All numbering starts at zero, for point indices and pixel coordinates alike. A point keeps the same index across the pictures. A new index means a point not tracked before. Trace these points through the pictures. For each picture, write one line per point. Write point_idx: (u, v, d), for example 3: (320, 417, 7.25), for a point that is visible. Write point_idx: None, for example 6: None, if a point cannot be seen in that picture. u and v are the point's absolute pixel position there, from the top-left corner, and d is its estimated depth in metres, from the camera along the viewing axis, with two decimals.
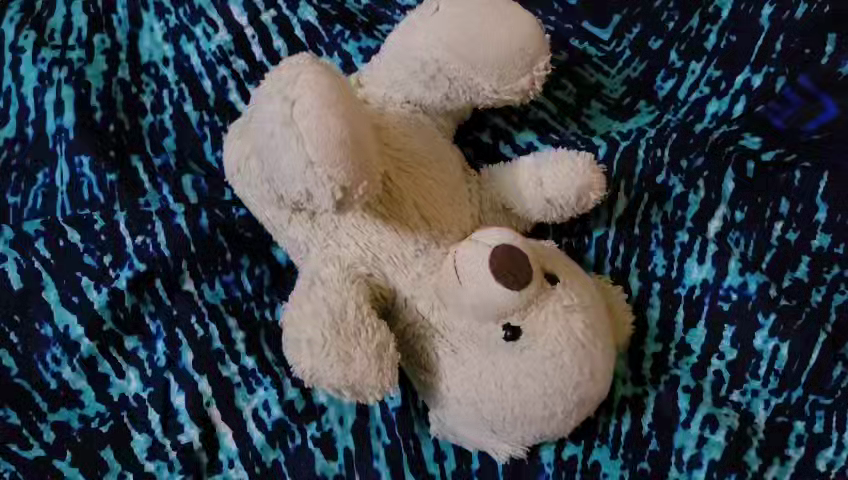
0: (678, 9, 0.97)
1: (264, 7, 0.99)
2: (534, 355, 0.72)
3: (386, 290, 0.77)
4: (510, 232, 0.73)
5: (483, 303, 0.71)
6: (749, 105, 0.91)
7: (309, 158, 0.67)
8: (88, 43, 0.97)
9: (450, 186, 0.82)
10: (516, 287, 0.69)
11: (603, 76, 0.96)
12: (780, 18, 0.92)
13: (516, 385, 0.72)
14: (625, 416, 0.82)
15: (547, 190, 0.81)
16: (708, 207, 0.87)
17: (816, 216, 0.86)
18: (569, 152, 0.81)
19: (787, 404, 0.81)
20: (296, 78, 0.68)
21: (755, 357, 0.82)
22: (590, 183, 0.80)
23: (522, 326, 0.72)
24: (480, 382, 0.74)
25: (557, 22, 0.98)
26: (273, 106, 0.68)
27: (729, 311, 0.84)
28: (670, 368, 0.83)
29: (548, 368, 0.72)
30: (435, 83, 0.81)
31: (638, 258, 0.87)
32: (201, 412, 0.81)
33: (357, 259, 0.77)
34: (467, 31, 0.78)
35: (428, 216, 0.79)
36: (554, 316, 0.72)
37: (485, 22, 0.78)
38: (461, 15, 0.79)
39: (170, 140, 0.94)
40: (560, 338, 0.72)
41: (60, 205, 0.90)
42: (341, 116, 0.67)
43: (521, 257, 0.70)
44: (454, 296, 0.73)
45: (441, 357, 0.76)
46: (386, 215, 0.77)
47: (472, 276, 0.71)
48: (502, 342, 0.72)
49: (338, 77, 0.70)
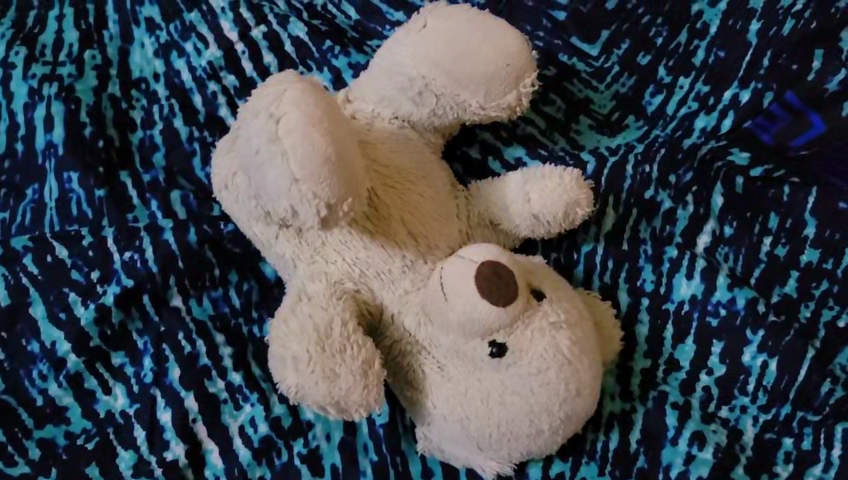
0: (666, 24, 0.97)
1: (255, 23, 0.99)
2: (520, 371, 0.72)
3: (373, 306, 0.77)
4: (497, 248, 0.73)
5: (468, 321, 0.70)
6: (737, 120, 0.91)
7: (294, 176, 0.67)
8: (79, 58, 0.97)
9: (438, 202, 0.82)
10: (501, 304, 0.69)
11: (592, 92, 0.96)
12: (766, 35, 0.93)
13: (502, 402, 0.72)
14: (614, 433, 0.82)
15: (534, 206, 0.81)
16: (697, 221, 0.87)
17: (805, 231, 0.85)
18: (557, 168, 0.81)
19: (776, 420, 0.82)
20: (282, 95, 0.68)
21: (744, 373, 0.82)
22: (577, 199, 0.80)
23: (508, 343, 0.71)
24: (466, 398, 0.74)
25: (546, 38, 0.97)
26: (259, 123, 0.68)
27: (718, 326, 0.83)
28: (658, 384, 0.84)
29: (534, 385, 0.71)
30: (423, 99, 0.81)
31: (626, 273, 0.87)
32: (187, 428, 0.81)
33: (345, 275, 0.77)
34: (453, 47, 0.78)
35: (416, 232, 0.79)
36: (540, 333, 0.72)
37: (471, 38, 0.78)
38: (448, 31, 0.79)
39: (160, 155, 0.94)
40: (546, 355, 0.72)
41: (49, 221, 0.90)
42: (326, 133, 0.67)
43: (507, 274, 0.70)
44: (440, 312, 0.73)
45: (428, 374, 0.75)
46: (373, 231, 0.77)
47: (458, 293, 0.70)
48: (488, 359, 0.72)
49: (324, 94, 0.70)
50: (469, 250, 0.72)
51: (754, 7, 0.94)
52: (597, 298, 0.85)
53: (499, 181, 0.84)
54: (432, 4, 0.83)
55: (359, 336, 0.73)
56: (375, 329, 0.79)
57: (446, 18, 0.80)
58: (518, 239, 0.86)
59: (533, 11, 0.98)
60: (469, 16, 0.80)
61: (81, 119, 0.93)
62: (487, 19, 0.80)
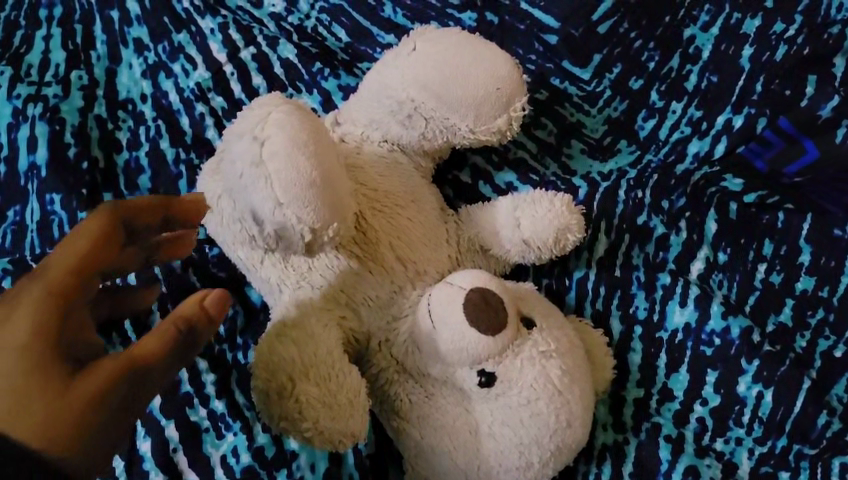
0: (658, 48, 0.96)
1: (243, 45, 0.99)
2: (509, 401, 0.70)
3: (360, 332, 0.75)
4: (486, 274, 0.72)
5: (457, 349, 0.69)
6: (730, 146, 0.90)
7: (279, 200, 0.65)
8: (65, 78, 0.96)
9: (427, 227, 0.80)
10: (490, 332, 0.68)
11: (584, 116, 0.95)
12: (759, 60, 0.93)
13: (491, 433, 0.71)
14: (606, 465, 0.80)
15: (524, 231, 0.80)
16: (690, 247, 0.85)
17: (800, 259, 0.84)
18: (546, 194, 0.81)
19: (771, 453, 0.79)
20: (267, 118, 0.67)
21: (739, 404, 0.80)
22: (567, 223, 0.80)
23: (497, 372, 0.70)
24: (454, 430, 0.71)
25: (538, 61, 0.97)
26: (244, 145, 0.67)
27: (712, 356, 0.81)
28: (651, 415, 0.82)
29: (524, 416, 0.70)
30: (413, 121, 0.80)
31: (619, 299, 0.85)
32: (167, 459, 0.77)
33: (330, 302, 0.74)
34: (444, 68, 0.78)
35: (405, 257, 0.77)
36: (529, 362, 0.70)
37: (461, 58, 0.78)
38: (440, 53, 0.79)
39: (146, 178, 0.92)
40: (536, 385, 0.70)
41: (29, 244, 0.87)
42: (311, 157, 0.66)
43: (496, 300, 0.69)
44: (428, 341, 0.71)
45: (414, 404, 0.73)
46: (362, 255, 0.76)
47: (445, 321, 0.68)
48: (476, 388, 0.71)
49: (310, 116, 0.69)
50: (457, 277, 0.71)
51: (746, 32, 0.95)
52: (589, 326, 0.83)
53: (493, 205, 0.83)
54: (424, 27, 0.83)
55: (344, 365, 0.71)
56: (363, 357, 0.77)
57: (437, 41, 0.80)
58: (509, 264, 0.84)
59: (524, 35, 0.98)
60: (460, 39, 0.80)
61: (65, 139, 0.91)
62: (480, 42, 0.80)
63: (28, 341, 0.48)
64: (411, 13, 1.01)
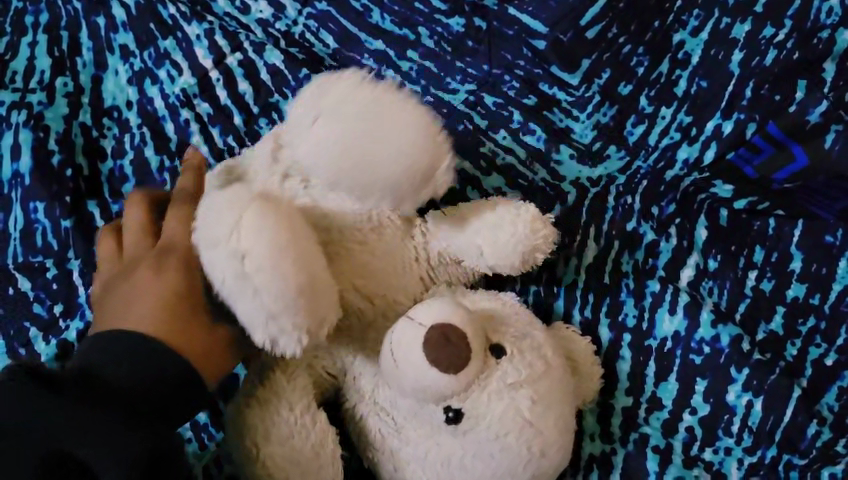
0: (647, 53, 0.95)
1: (230, 51, 0.98)
2: (478, 436, 0.67)
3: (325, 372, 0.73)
4: (452, 305, 0.68)
5: (421, 388, 0.66)
6: (720, 152, 0.90)
7: (269, 312, 0.59)
8: (50, 86, 0.95)
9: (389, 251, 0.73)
10: (452, 371, 0.65)
11: (572, 122, 0.94)
12: (749, 65, 0.92)
13: (463, 466, 0.68)
14: (593, 475, 0.80)
15: (492, 258, 0.76)
16: (680, 254, 0.84)
17: (792, 265, 0.83)
18: (516, 212, 0.76)
19: (761, 463, 0.78)
20: (239, 221, 0.60)
21: (728, 413, 0.79)
22: (535, 247, 0.76)
23: (464, 407, 0.67)
24: (425, 464, 0.69)
25: (527, 66, 0.97)
26: (218, 254, 0.60)
27: (702, 364, 0.80)
28: (640, 426, 0.81)
29: (494, 449, 0.67)
30: (322, 161, 0.64)
31: (608, 307, 0.84)
32: None
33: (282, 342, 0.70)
34: (358, 109, 0.64)
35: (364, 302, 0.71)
36: (497, 396, 0.67)
37: (383, 173, 0.64)
38: (354, 155, 0.63)
39: (130, 186, 0.92)
40: (505, 419, 0.67)
41: (11, 252, 0.87)
42: (290, 258, 0.59)
43: (458, 340, 0.65)
44: (391, 380, 0.68)
45: (388, 439, 0.71)
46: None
47: (406, 362, 0.66)
48: (444, 424, 0.68)
49: (270, 199, 0.62)
50: (418, 311, 0.67)
51: (736, 37, 0.93)
52: (573, 333, 0.81)
53: (465, 220, 0.77)
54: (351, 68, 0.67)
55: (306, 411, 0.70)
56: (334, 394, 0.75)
57: (351, 80, 0.66)
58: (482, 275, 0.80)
59: (514, 40, 0.98)
60: (378, 84, 0.65)
61: (49, 147, 0.91)
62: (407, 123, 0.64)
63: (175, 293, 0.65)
64: (398, 19, 1.01)
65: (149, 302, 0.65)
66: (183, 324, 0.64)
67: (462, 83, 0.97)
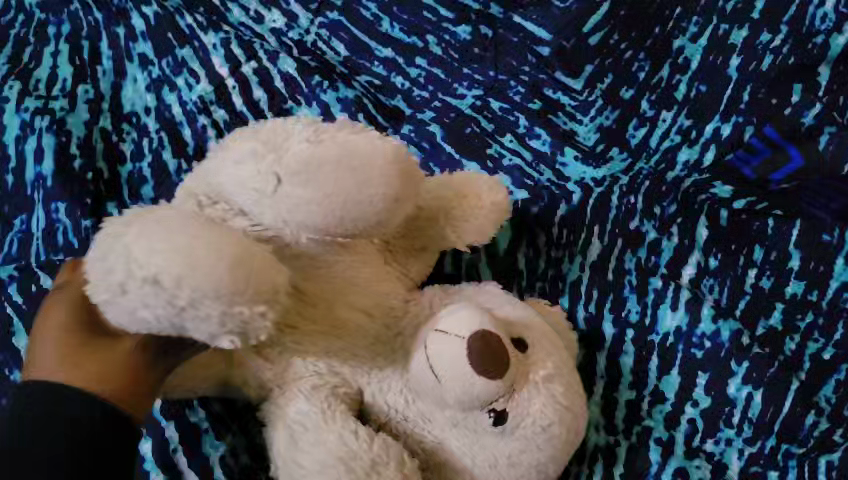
0: (648, 58, 0.99)
1: (245, 59, 1.01)
2: (525, 432, 0.68)
3: (345, 386, 0.71)
4: (480, 314, 0.69)
5: (468, 398, 0.66)
6: (719, 154, 0.92)
7: (217, 314, 0.58)
8: (72, 92, 0.98)
9: (364, 255, 0.74)
10: (498, 377, 0.66)
11: (577, 125, 0.97)
12: (747, 69, 0.95)
13: (511, 464, 0.69)
14: (597, 465, 0.81)
15: (466, 234, 0.78)
16: (682, 252, 0.87)
17: (790, 263, 0.85)
18: (469, 187, 0.78)
19: (761, 453, 0.80)
20: (130, 252, 0.58)
21: (729, 406, 0.81)
22: (499, 206, 0.78)
23: (508, 409, 0.67)
24: (474, 468, 0.70)
25: (531, 73, 1.00)
26: (129, 301, 0.58)
27: (703, 358, 0.82)
28: (642, 419, 0.82)
29: (540, 441, 0.68)
30: (316, 226, 0.66)
31: (611, 302, 0.86)
32: (167, 460, 0.78)
33: (276, 346, 0.70)
34: (335, 165, 0.64)
35: (371, 311, 0.73)
36: (536, 389, 0.68)
37: (371, 209, 0.64)
38: (339, 193, 0.63)
39: (148, 188, 0.95)
40: (546, 410, 0.68)
41: (35, 251, 0.90)
42: (252, 271, 0.59)
43: (497, 344, 0.66)
44: (435, 394, 0.68)
45: (432, 449, 0.71)
46: (321, 328, 0.71)
47: (452, 375, 0.66)
48: (489, 427, 0.68)
49: (155, 215, 0.60)
50: (451, 325, 0.68)
51: (734, 43, 0.97)
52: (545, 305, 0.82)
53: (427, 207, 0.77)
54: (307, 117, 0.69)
55: (364, 430, 0.68)
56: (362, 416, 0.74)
57: (307, 139, 0.65)
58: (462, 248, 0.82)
59: (518, 47, 1.01)
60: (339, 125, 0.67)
61: (71, 151, 0.95)
62: (375, 155, 0.64)
63: (67, 342, 0.63)
64: (407, 27, 1.04)
65: (49, 359, 0.62)
66: (88, 363, 0.62)
67: (469, 89, 1.00)
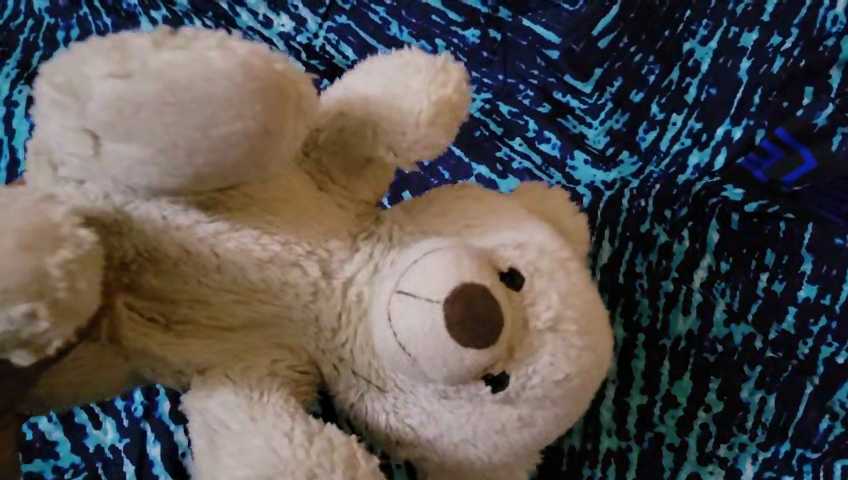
0: (658, 62, 0.98)
1: None
2: (537, 387, 0.57)
3: (282, 363, 0.60)
4: (450, 259, 0.55)
5: (450, 374, 0.55)
6: (730, 157, 0.92)
7: None
8: None
9: (295, 193, 0.60)
10: (486, 344, 0.54)
11: (586, 128, 0.97)
12: (757, 72, 0.95)
13: (522, 422, 0.58)
14: (610, 469, 0.80)
15: (404, 148, 0.62)
16: (693, 256, 0.86)
17: (803, 267, 0.85)
18: (404, 89, 0.62)
19: (774, 458, 0.80)
20: None
21: (742, 410, 0.81)
22: (443, 104, 0.62)
23: (508, 369, 0.56)
24: (477, 438, 0.58)
25: (540, 76, 1.00)
26: None
27: (715, 362, 0.82)
28: (655, 424, 0.81)
29: (553, 392, 0.57)
30: (172, 190, 0.51)
31: (623, 305, 0.84)
32: (175, 462, 0.80)
33: (190, 324, 0.59)
34: (157, 107, 0.47)
35: (307, 266, 0.59)
36: (541, 335, 0.57)
37: (232, 155, 0.49)
38: (178, 140, 0.48)
39: None
40: (558, 356, 0.57)
41: None
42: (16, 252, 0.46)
43: (481, 303, 0.54)
44: (412, 370, 0.57)
45: (417, 426, 0.59)
46: (235, 293, 0.59)
47: (425, 349, 0.54)
48: (488, 394, 0.57)
49: None
50: (419, 285, 0.55)
51: (744, 46, 0.96)
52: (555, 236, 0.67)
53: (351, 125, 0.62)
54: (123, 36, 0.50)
55: (300, 430, 0.55)
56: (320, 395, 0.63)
57: (110, 73, 0.48)
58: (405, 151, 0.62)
59: (527, 50, 1.01)
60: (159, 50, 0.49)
61: None
62: (212, 82, 0.48)
63: None
64: (415, 31, 1.04)
65: None
66: None
67: (478, 92, 1.00)
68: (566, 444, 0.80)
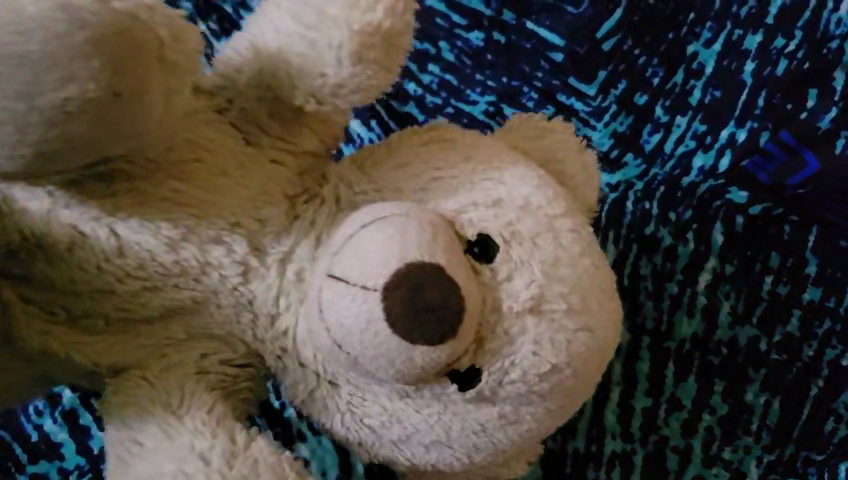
0: (662, 64, 0.97)
1: None
2: (517, 384, 0.57)
3: (216, 356, 0.61)
4: (390, 236, 0.54)
5: (402, 372, 0.54)
6: (734, 160, 0.92)
7: None
8: None
9: (210, 152, 0.60)
10: (438, 333, 0.52)
11: (591, 131, 0.95)
12: (761, 75, 0.94)
13: (501, 423, 0.58)
14: (615, 471, 0.81)
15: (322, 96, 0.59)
16: (698, 258, 0.86)
17: (807, 270, 0.86)
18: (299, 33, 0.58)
19: (779, 460, 0.82)
20: None
21: (747, 412, 0.82)
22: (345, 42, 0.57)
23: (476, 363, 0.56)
24: (449, 439, 0.58)
25: (545, 78, 0.98)
26: None
27: (720, 365, 0.83)
28: (660, 427, 0.82)
29: (533, 387, 0.57)
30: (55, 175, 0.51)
31: (628, 307, 0.85)
32: None
33: (92, 317, 0.60)
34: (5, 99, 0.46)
35: (231, 243, 0.60)
36: (518, 326, 0.56)
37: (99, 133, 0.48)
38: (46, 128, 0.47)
39: None
40: (541, 346, 0.56)
41: None
42: None
43: (429, 287, 0.52)
44: (356, 368, 0.56)
45: (377, 426, 0.59)
46: (147, 282, 0.59)
47: (369, 345, 0.53)
48: (453, 391, 0.57)
49: None
50: (352, 271, 0.53)
51: (748, 48, 0.95)
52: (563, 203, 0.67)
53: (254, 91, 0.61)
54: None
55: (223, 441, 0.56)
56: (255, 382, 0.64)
57: None
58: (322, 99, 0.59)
59: (530, 52, 0.99)
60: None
61: None
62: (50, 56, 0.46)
63: None
64: None
65: None
66: None
67: (482, 95, 0.98)
68: (569, 446, 0.81)
